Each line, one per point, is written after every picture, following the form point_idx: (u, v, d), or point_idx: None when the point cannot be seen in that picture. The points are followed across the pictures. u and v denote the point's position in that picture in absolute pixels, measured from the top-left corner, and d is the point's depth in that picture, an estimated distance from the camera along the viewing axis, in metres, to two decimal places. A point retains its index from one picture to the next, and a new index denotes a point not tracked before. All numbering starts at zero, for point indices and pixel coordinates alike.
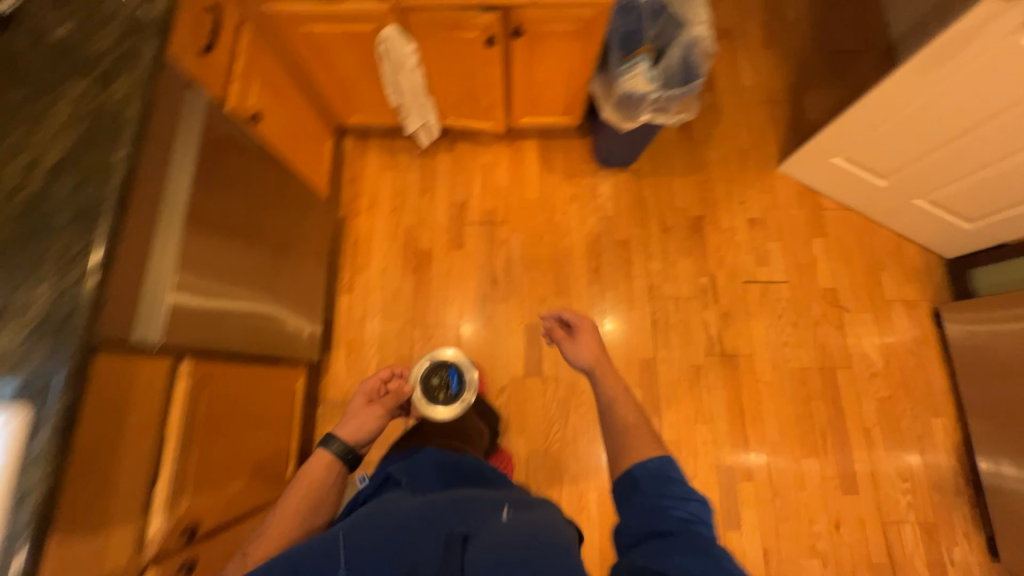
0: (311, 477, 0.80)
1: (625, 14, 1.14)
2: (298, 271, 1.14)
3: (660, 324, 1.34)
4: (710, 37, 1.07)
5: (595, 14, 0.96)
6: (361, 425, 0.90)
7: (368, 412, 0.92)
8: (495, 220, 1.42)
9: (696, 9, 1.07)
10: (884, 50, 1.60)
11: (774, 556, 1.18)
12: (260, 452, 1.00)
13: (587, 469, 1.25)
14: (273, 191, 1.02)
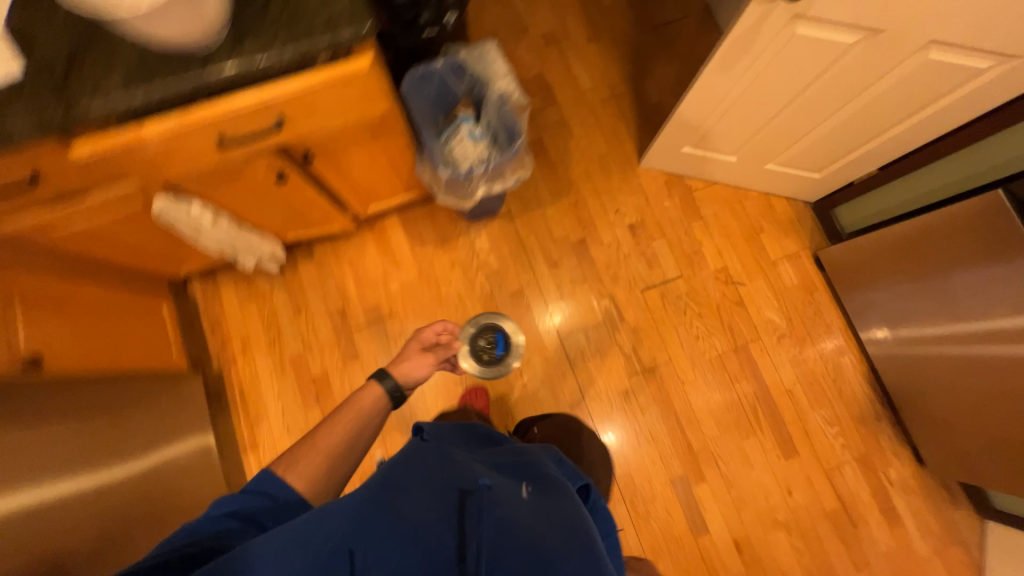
0: (362, 405, 0.77)
1: (425, 84, 1.04)
2: (154, 408, 1.03)
3: (579, 361, 1.33)
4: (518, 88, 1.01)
5: (381, 119, 0.86)
6: (416, 370, 0.88)
7: (422, 357, 0.91)
8: (382, 315, 1.33)
9: (494, 65, 1.00)
10: (701, 11, 1.60)
11: (745, 542, 1.24)
12: None
13: None
14: (81, 363, 0.90)
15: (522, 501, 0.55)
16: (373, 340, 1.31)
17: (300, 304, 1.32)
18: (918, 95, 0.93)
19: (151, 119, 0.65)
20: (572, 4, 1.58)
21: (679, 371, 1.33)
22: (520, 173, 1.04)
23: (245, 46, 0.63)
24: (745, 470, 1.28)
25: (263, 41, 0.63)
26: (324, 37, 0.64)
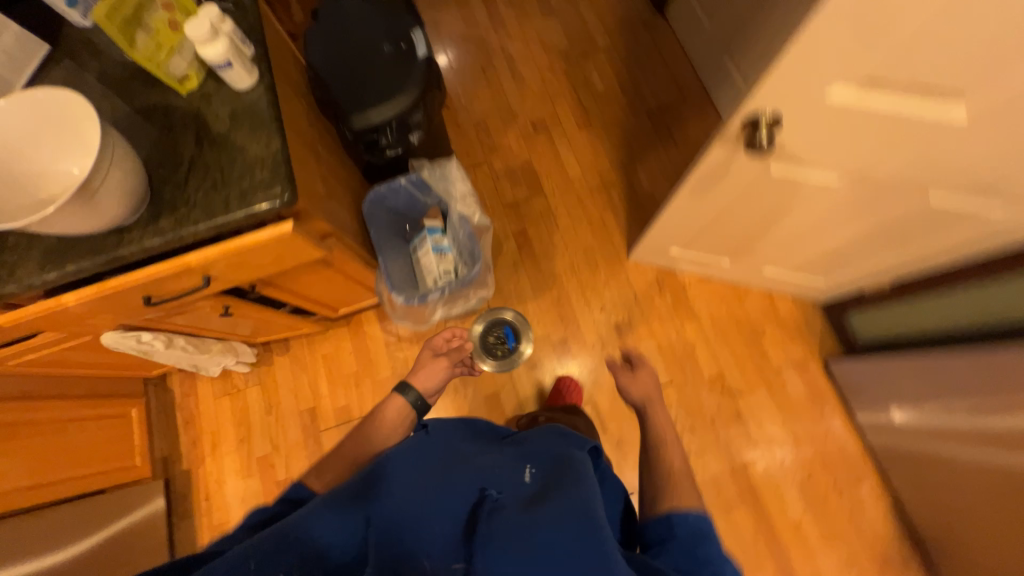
0: (388, 417, 0.84)
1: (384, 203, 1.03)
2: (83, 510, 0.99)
3: None
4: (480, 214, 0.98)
5: (329, 255, 0.83)
6: (433, 379, 0.94)
7: (435, 365, 0.96)
8: (352, 416, 1.28)
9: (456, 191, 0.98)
10: (700, 94, 1.53)
11: None
12: None
13: None
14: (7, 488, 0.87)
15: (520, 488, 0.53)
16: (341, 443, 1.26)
17: (272, 401, 1.30)
18: (926, 227, 0.82)
19: (73, 287, 0.65)
20: (564, 89, 1.56)
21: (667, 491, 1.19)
22: (481, 295, 0.99)
23: (162, 222, 0.62)
24: None
25: (180, 215, 0.62)
26: (240, 212, 0.61)
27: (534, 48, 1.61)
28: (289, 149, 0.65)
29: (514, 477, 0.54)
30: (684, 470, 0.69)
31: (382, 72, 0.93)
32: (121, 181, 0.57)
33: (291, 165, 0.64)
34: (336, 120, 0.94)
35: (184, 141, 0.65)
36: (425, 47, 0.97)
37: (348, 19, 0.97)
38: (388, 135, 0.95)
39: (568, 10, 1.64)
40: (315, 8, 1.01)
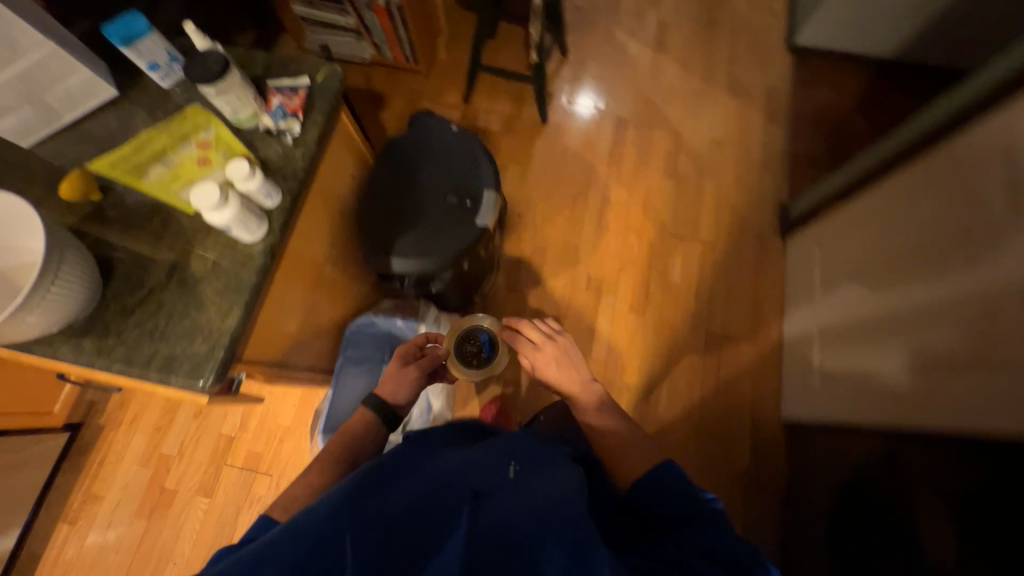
0: (350, 426, 0.75)
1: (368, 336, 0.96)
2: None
3: None
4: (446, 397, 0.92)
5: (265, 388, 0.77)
6: (402, 385, 0.80)
7: (401, 371, 0.83)
8: (258, 467, 1.23)
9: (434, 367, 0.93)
10: (772, 346, 1.35)
11: None
12: None
13: None
14: None
15: (505, 481, 0.57)
16: (233, 487, 1.22)
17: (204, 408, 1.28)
18: None
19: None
20: (640, 260, 1.43)
21: None
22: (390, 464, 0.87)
23: (84, 341, 0.57)
24: None
25: (102, 346, 0.57)
26: (155, 377, 0.56)
27: (637, 203, 1.49)
28: (243, 331, 0.59)
29: (498, 472, 0.58)
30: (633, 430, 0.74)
31: (430, 222, 0.86)
32: (39, 325, 0.53)
33: (231, 353, 0.57)
34: (366, 243, 0.88)
35: (157, 267, 0.60)
36: (489, 214, 0.87)
37: (434, 148, 0.91)
38: (404, 281, 0.88)
39: (690, 184, 1.51)
40: (411, 117, 0.95)
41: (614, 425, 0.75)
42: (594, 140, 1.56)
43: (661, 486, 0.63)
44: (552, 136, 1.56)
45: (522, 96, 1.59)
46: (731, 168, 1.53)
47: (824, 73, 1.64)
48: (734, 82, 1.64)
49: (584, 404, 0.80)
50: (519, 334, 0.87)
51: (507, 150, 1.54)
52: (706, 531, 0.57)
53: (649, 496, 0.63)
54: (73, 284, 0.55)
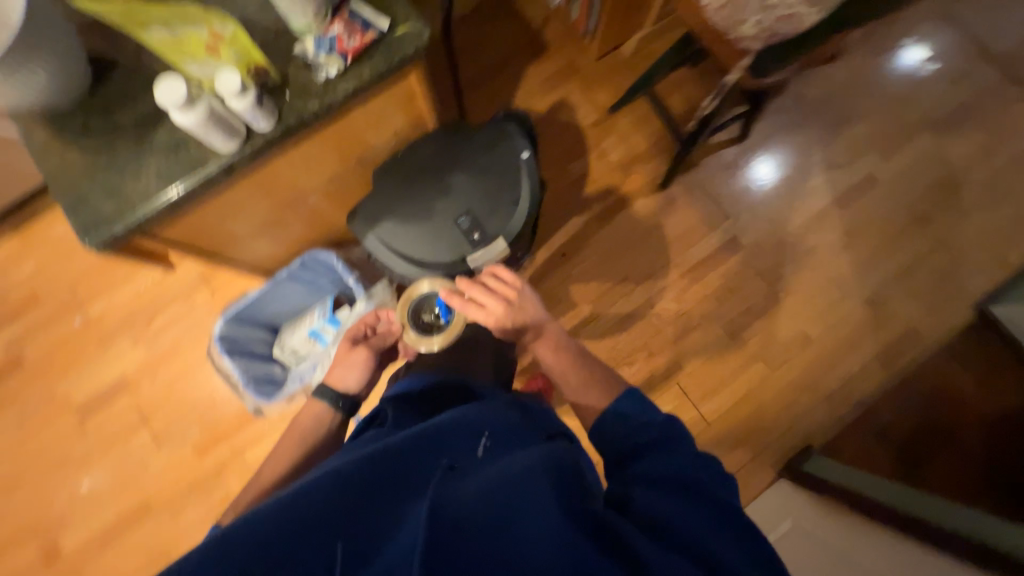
0: (300, 422, 0.74)
1: (323, 269, 0.93)
2: None
3: (186, 500, 1.22)
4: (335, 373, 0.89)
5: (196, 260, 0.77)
6: (354, 368, 0.77)
7: (351, 356, 0.78)
8: (207, 280, 1.31)
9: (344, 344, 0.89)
10: None
11: None
12: None
13: (18, 511, 1.22)
14: None
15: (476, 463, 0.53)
16: (183, 279, 1.32)
17: None
18: None
19: None
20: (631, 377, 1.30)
21: None
22: (256, 405, 0.88)
23: (38, 130, 0.58)
24: None
25: (46, 145, 0.58)
26: (61, 203, 0.56)
27: (674, 329, 1.32)
28: (154, 221, 0.57)
29: (468, 449, 0.54)
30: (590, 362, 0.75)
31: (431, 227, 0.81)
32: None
33: (130, 232, 0.57)
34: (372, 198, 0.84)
35: (130, 111, 0.58)
36: (483, 259, 0.81)
37: (483, 156, 0.82)
38: (372, 257, 0.85)
39: (739, 353, 1.30)
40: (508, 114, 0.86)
41: (570, 368, 0.74)
42: (690, 241, 1.36)
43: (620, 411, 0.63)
44: (657, 206, 1.37)
45: (662, 147, 1.38)
46: (793, 371, 1.29)
47: (1001, 363, 1.25)
48: (882, 291, 1.33)
49: (544, 346, 0.76)
50: (465, 302, 0.74)
51: (606, 187, 1.38)
52: (670, 465, 0.54)
53: (612, 433, 0.61)
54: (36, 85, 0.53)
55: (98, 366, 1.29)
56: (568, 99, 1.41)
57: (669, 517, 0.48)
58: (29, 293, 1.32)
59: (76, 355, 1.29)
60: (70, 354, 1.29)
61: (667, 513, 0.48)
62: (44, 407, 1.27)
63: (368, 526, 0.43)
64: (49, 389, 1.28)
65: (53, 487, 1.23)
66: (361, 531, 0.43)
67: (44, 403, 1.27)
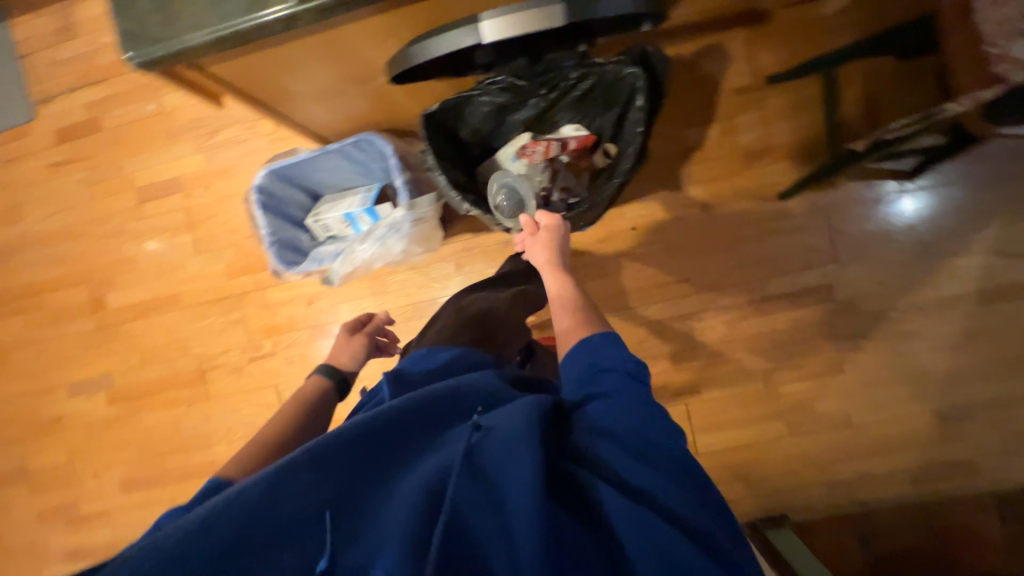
0: (302, 391, 0.72)
1: (374, 152, 0.85)
2: None
3: (209, 309, 1.34)
4: (356, 266, 0.86)
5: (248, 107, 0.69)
6: (348, 351, 0.81)
7: (348, 340, 0.83)
8: None
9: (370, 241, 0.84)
10: None
11: (60, 424, 1.40)
12: None
13: (75, 261, 1.37)
14: None
15: None
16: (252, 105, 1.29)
17: None
18: None
19: None
20: None
21: (194, 403, 1.35)
22: (276, 268, 0.87)
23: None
24: (108, 443, 1.39)
25: None
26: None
27: (708, 352, 1.20)
28: (196, 56, 0.49)
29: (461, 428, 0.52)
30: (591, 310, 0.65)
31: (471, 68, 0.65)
32: None
33: (171, 60, 0.49)
34: (454, 100, 0.76)
35: None
36: (516, 20, 0.47)
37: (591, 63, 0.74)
38: (433, 149, 0.76)
39: (765, 403, 1.19)
40: (636, 71, 0.73)
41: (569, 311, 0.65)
42: (778, 268, 1.17)
43: (600, 349, 0.56)
44: (760, 216, 1.16)
45: (804, 151, 1.12)
46: (812, 444, 1.18)
47: None
48: (964, 411, 1.13)
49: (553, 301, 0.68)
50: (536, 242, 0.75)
51: (713, 172, 1.16)
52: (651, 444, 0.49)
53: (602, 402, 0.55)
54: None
55: (161, 161, 1.33)
56: (720, 48, 1.13)
57: (644, 480, 0.45)
58: (113, 61, 1.32)
59: (144, 140, 1.33)
60: (140, 138, 1.33)
61: (640, 477, 0.45)
62: (108, 179, 1.35)
63: (364, 502, 0.44)
64: (117, 165, 1.35)
65: (105, 250, 1.36)
66: (357, 506, 0.44)
67: (110, 174, 1.35)
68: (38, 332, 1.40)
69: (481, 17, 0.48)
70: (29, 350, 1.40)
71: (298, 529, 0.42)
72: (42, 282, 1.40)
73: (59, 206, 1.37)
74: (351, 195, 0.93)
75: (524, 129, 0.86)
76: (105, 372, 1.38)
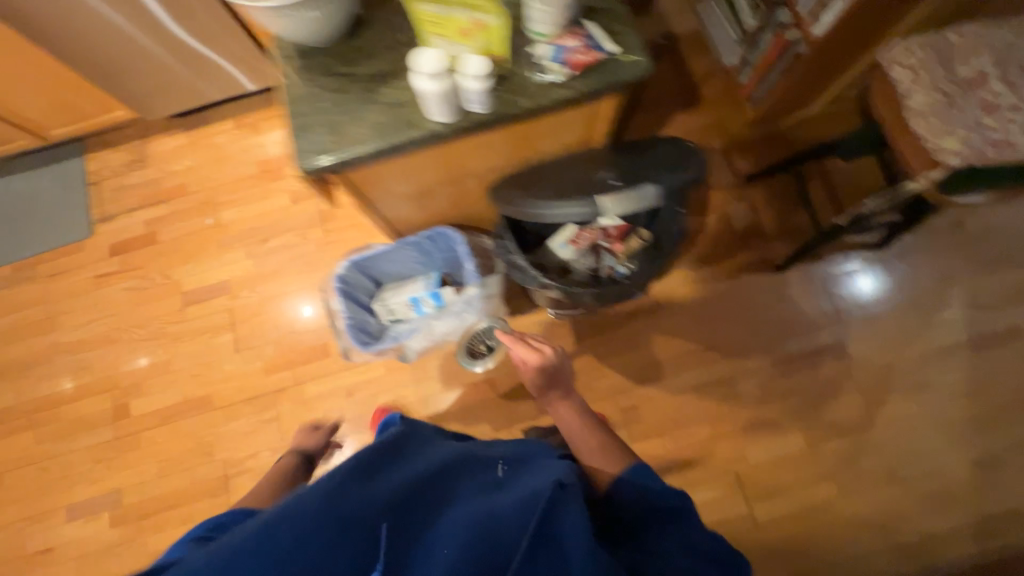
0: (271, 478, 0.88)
1: (444, 244, 0.98)
2: (246, 45, 1.27)
3: (243, 409, 1.31)
4: (427, 343, 0.93)
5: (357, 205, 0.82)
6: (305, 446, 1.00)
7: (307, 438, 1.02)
8: (324, 220, 1.43)
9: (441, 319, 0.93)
10: None
11: (49, 556, 1.24)
12: (80, 100, 1.31)
13: (103, 367, 1.35)
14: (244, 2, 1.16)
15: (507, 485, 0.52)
16: (305, 214, 1.44)
17: None
18: None
19: None
20: (687, 446, 1.24)
21: (214, 516, 1.24)
22: (351, 348, 0.92)
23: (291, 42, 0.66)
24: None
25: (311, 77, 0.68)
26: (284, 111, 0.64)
27: (746, 416, 1.25)
28: (355, 162, 0.62)
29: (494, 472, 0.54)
30: (607, 437, 0.77)
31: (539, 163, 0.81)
32: (282, 30, 0.60)
33: (335, 166, 0.62)
34: None
35: (369, 62, 0.64)
36: (622, 201, 0.64)
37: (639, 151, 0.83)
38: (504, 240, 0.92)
39: (810, 464, 1.21)
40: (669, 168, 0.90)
41: (590, 438, 0.76)
42: (791, 331, 1.29)
43: (638, 485, 0.64)
44: (765, 286, 1.32)
45: (791, 231, 1.33)
46: (865, 504, 1.18)
47: None
48: (994, 457, 1.18)
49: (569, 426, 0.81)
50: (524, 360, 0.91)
51: (718, 252, 1.35)
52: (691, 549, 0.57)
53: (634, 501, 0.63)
54: (324, 28, 0.61)
55: (210, 266, 1.41)
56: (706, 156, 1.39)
57: None
58: (178, 183, 1.48)
59: (195, 249, 1.43)
60: (192, 247, 1.43)
61: None
62: (153, 286, 1.41)
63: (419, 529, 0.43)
64: (164, 272, 1.41)
65: (138, 354, 1.35)
66: (407, 536, 0.41)
67: (158, 281, 1.41)
68: (45, 449, 1.30)
69: (598, 201, 0.64)
70: (30, 471, 1.29)
71: (353, 554, 0.38)
72: (60, 392, 1.34)
73: (97, 314, 1.39)
74: (416, 281, 1.03)
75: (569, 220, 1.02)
76: (115, 488, 1.27)
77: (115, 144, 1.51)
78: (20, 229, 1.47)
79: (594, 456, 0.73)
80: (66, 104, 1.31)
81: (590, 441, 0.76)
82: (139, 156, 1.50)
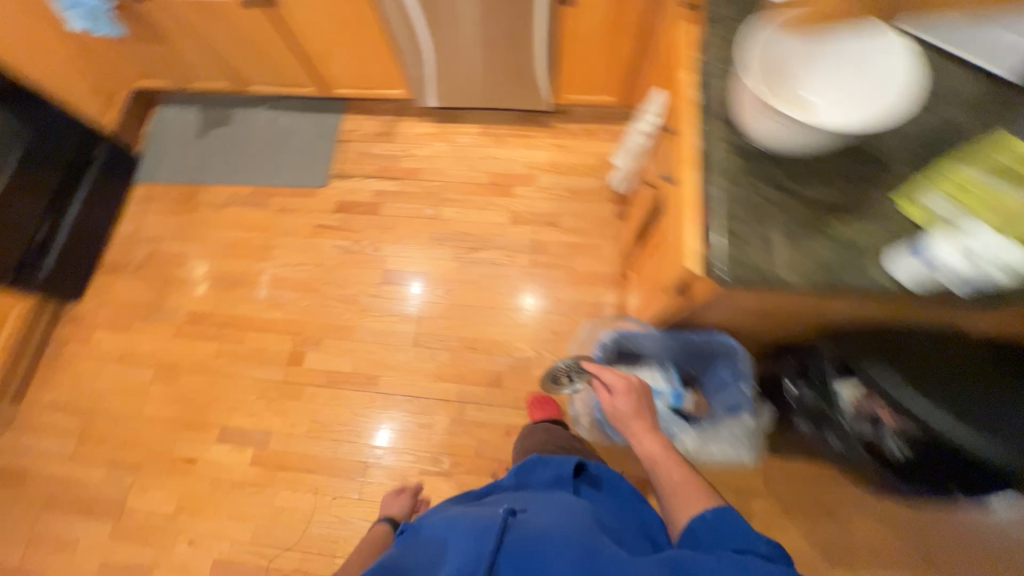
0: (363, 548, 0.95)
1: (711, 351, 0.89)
2: (546, 69, 1.30)
3: (401, 405, 1.30)
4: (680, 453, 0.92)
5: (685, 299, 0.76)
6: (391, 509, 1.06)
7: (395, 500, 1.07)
8: (535, 251, 1.41)
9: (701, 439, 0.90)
10: None
11: (190, 465, 1.29)
12: (378, 71, 1.41)
13: (294, 311, 1.41)
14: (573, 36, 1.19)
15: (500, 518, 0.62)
16: (520, 237, 1.43)
17: (576, 195, 1.45)
18: None
19: (691, 78, 0.71)
20: None
21: (341, 497, 1.23)
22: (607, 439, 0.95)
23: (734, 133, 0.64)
24: (226, 510, 1.24)
25: None
26: (706, 199, 0.62)
27: None
28: (781, 290, 0.57)
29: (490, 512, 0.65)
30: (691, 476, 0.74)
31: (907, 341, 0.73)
32: (770, 130, 0.58)
33: (759, 288, 0.57)
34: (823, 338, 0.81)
35: (824, 191, 0.59)
36: None
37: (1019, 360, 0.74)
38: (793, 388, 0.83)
39: None
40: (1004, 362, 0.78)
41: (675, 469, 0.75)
42: None
43: (716, 530, 0.62)
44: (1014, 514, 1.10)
45: None
46: None
47: None
48: None
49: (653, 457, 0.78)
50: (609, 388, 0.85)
51: None
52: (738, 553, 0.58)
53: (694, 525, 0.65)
54: (807, 144, 0.57)
55: (416, 254, 1.44)
56: None
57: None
58: (415, 167, 1.54)
59: (409, 233, 1.47)
60: (405, 230, 1.47)
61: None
62: (362, 252, 1.46)
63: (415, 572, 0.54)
64: (375, 244, 1.47)
65: (327, 310, 1.40)
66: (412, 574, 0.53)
67: (367, 250, 1.46)
68: (221, 366, 1.37)
69: None
70: (203, 380, 1.36)
71: None
72: (251, 317, 1.42)
73: (307, 259, 1.47)
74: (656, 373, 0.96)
75: (897, 375, 0.70)
76: (267, 428, 1.30)
77: (374, 113, 1.62)
78: (270, 158, 1.60)
79: (681, 495, 0.71)
80: (365, 72, 1.42)
81: (673, 474, 0.75)
82: (390, 131, 1.59)
